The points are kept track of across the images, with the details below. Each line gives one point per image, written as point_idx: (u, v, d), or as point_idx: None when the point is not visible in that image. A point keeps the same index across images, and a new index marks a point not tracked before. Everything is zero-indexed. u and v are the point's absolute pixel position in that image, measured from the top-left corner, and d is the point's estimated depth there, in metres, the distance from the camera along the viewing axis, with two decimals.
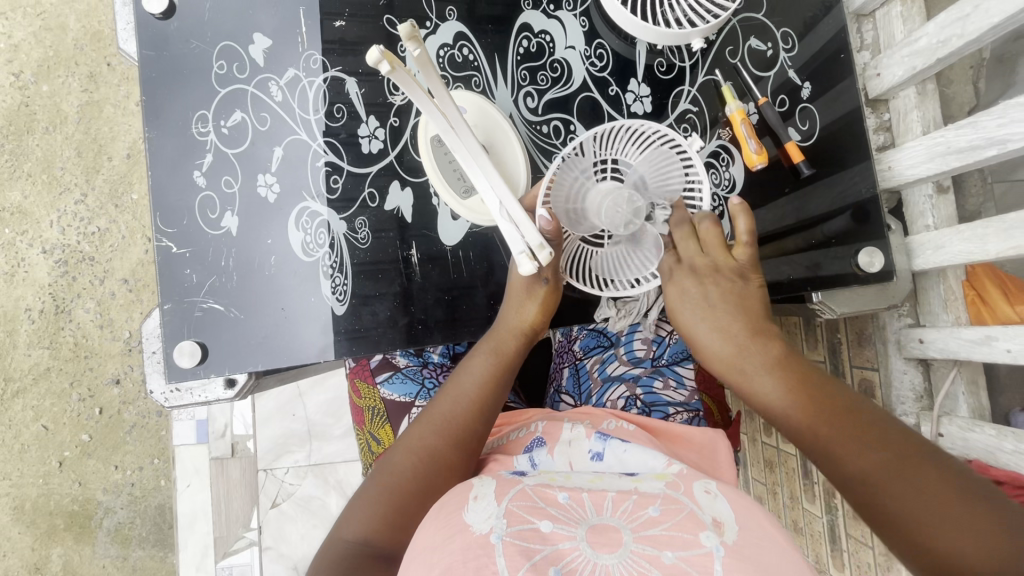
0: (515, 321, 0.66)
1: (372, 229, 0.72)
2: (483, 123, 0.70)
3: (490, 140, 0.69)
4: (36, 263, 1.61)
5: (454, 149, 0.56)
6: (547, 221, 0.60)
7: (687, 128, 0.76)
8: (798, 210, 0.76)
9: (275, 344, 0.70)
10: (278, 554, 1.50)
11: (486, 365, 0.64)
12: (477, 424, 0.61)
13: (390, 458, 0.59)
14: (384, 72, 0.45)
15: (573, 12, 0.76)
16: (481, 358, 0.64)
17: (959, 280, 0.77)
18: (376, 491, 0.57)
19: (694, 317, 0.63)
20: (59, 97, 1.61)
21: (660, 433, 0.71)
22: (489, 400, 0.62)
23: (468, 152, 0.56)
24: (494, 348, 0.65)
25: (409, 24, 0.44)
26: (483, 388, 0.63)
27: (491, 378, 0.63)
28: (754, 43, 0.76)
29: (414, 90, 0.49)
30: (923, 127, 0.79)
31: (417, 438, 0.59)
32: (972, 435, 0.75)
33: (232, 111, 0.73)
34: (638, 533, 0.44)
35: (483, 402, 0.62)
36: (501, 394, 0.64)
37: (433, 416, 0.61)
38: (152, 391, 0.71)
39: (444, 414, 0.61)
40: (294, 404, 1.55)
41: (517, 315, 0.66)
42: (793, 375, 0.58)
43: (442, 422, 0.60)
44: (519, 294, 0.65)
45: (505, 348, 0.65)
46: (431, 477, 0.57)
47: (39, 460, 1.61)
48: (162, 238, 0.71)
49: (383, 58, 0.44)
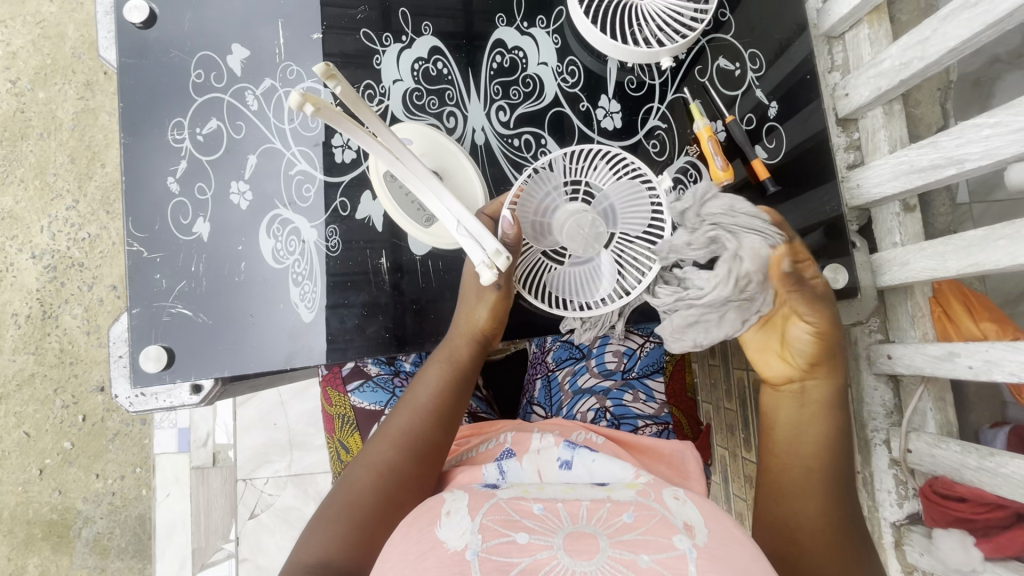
0: (465, 326, 0.67)
1: (343, 237, 0.73)
2: (432, 149, 0.71)
3: (443, 167, 0.70)
4: (25, 267, 1.61)
5: (404, 179, 0.57)
6: (509, 226, 0.61)
7: (656, 144, 0.77)
8: None
9: (243, 350, 0.70)
10: (255, 566, 1.48)
11: (440, 373, 0.65)
12: (435, 433, 0.62)
13: (350, 474, 0.60)
14: (309, 113, 0.45)
15: (546, 29, 0.77)
16: (434, 366, 0.66)
17: (926, 297, 0.78)
18: (336, 510, 0.57)
19: (797, 345, 0.60)
20: (55, 104, 1.63)
21: (632, 446, 0.73)
22: (446, 410, 0.64)
23: (419, 179, 0.56)
24: (447, 357, 0.66)
25: (323, 64, 0.45)
26: (439, 396, 0.64)
27: (446, 385, 0.64)
28: (723, 63, 0.78)
29: (350, 128, 0.50)
30: (890, 146, 0.81)
31: (377, 454, 0.60)
32: (938, 451, 0.74)
33: (208, 119, 0.74)
34: (613, 539, 0.46)
35: (441, 411, 0.63)
36: (457, 402, 0.65)
37: (390, 431, 0.62)
38: (117, 395, 0.71)
39: (401, 428, 0.62)
40: (277, 412, 1.54)
41: (467, 317, 0.66)
42: (805, 411, 0.62)
43: (398, 435, 0.61)
44: (470, 297, 0.66)
45: (459, 354, 0.66)
46: (390, 492, 0.58)
47: (19, 467, 1.59)
48: (133, 242, 0.72)
49: (305, 100, 0.45)
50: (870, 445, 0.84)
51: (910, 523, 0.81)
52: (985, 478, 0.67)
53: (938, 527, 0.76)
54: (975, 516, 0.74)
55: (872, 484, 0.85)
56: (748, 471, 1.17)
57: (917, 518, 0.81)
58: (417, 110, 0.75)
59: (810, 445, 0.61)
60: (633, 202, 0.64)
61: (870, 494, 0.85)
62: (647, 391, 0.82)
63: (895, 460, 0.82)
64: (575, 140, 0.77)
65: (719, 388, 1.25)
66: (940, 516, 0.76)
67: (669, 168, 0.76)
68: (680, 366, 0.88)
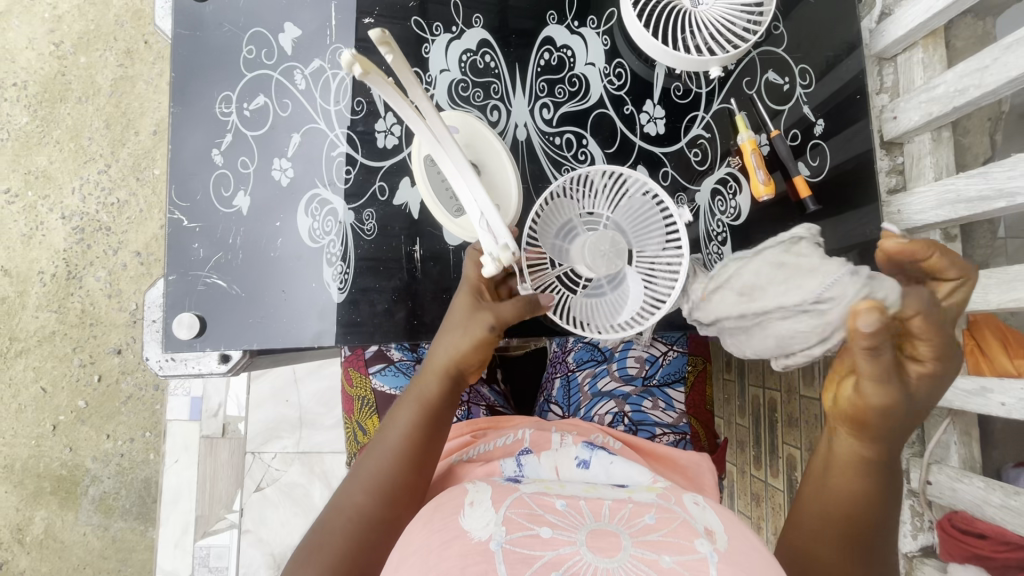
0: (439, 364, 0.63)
1: (379, 221, 0.74)
2: (469, 142, 0.71)
3: (482, 159, 0.70)
4: (54, 228, 1.65)
5: (443, 163, 0.57)
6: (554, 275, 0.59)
7: (697, 153, 0.76)
8: None
9: (273, 325, 0.71)
10: (257, 539, 1.51)
11: (412, 415, 0.61)
12: (406, 477, 0.59)
13: (323, 513, 0.59)
14: (356, 75, 0.44)
15: (596, 30, 0.77)
16: (405, 406, 0.62)
17: (960, 329, 0.77)
18: (308, 551, 0.56)
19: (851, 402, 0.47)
20: (95, 69, 1.66)
21: (645, 450, 0.74)
22: (417, 451, 0.60)
23: (456, 165, 0.56)
24: (420, 396, 0.62)
25: (377, 28, 0.44)
26: (410, 440, 0.60)
27: (416, 429, 0.61)
28: (772, 77, 0.77)
29: (395, 97, 0.50)
30: (935, 173, 0.80)
31: (348, 496, 0.58)
32: (960, 485, 0.73)
33: (256, 95, 0.74)
34: (636, 538, 0.47)
35: (412, 455, 0.60)
36: (431, 443, 0.61)
37: (362, 473, 0.60)
38: (147, 357, 0.72)
39: (373, 471, 0.59)
40: (290, 389, 1.56)
41: (446, 352, 0.62)
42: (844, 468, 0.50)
43: (370, 478, 0.59)
44: (452, 331, 0.62)
45: (431, 395, 0.62)
46: (362, 537, 0.56)
47: (33, 421, 1.63)
48: (175, 210, 0.73)
49: (354, 62, 0.43)
50: None
51: (923, 556, 0.81)
52: (1009, 516, 0.66)
53: (956, 562, 0.74)
54: (994, 555, 0.71)
55: None
56: (756, 488, 1.17)
57: (931, 551, 0.81)
58: (462, 102, 0.76)
59: (841, 495, 0.50)
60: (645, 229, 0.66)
61: None
62: (666, 399, 0.82)
63: (913, 491, 0.81)
64: (616, 143, 0.76)
65: (732, 404, 1.24)
66: (958, 551, 0.74)
67: (708, 178, 0.76)
68: (702, 380, 0.86)
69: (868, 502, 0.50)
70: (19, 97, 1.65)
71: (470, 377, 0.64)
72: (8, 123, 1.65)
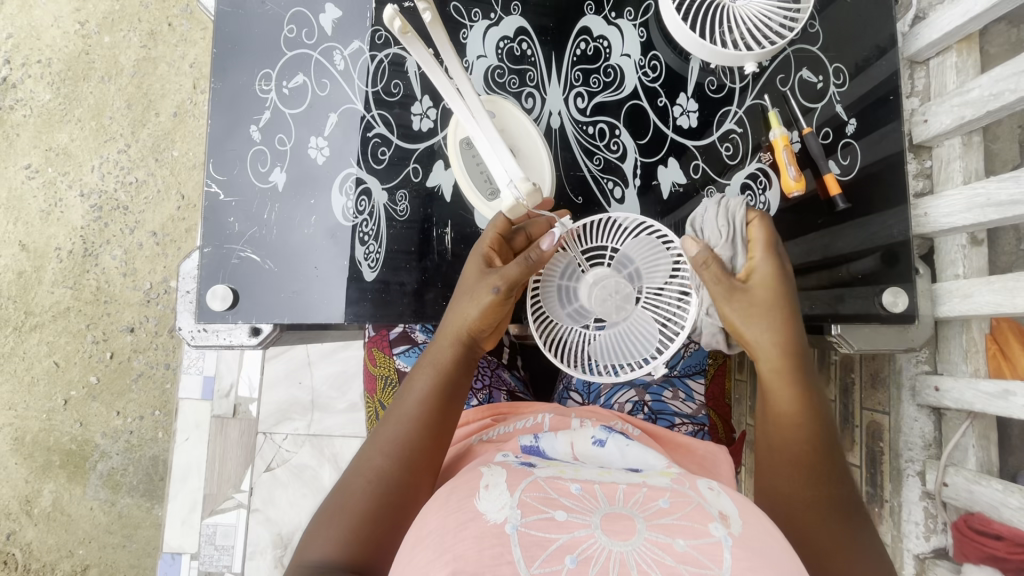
0: (452, 330, 0.65)
1: (412, 203, 0.75)
2: (506, 125, 0.71)
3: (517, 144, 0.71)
4: (73, 205, 1.66)
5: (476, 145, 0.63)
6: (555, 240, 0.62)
7: (729, 147, 0.77)
8: (826, 248, 0.76)
9: (305, 300, 0.73)
10: (265, 518, 1.51)
11: (429, 380, 0.63)
12: (425, 437, 0.60)
13: (346, 480, 0.59)
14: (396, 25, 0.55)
15: (633, 22, 0.78)
16: (423, 373, 0.64)
17: (982, 333, 0.77)
18: (332, 514, 0.56)
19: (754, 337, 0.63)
20: (119, 50, 1.68)
21: (663, 438, 0.74)
22: (435, 412, 0.61)
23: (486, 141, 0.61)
24: (433, 361, 0.64)
25: None
26: (429, 404, 0.61)
27: (435, 392, 0.62)
28: (806, 74, 0.78)
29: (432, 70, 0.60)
30: (964, 177, 0.80)
31: (369, 460, 0.59)
32: (977, 487, 0.75)
33: (295, 74, 0.75)
34: (650, 522, 0.47)
35: (431, 418, 0.61)
36: (448, 406, 0.63)
37: (382, 436, 0.60)
38: (179, 327, 0.73)
39: (391, 434, 0.60)
40: (303, 372, 1.58)
41: (458, 317, 0.65)
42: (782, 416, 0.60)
43: (389, 440, 0.59)
44: (465, 294, 0.65)
45: (448, 358, 0.64)
46: (385, 496, 0.56)
47: (46, 394, 1.65)
48: (212, 183, 0.74)
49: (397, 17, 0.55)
50: (903, 475, 0.85)
51: (936, 557, 0.81)
52: None
53: (970, 562, 0.75)
54: (1009, 557, 0.70)
55: (899, 514, 0.86)
56: None
57: (943, 552, 0.82)
58: (497, 88, 0.76)
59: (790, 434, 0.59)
60: (653, 263, 0.67)
61: (896, 523, 0.86)
62: (687, 390, 0.83)
63: (928, 493, 0.82)
64: (648, 134, 0.77)
65: (744, 404, 1.25)
66: (974, 552, 0.74)
67: (738, 172, 0.77)
68: (721, 373, 0.87)
69: (803, 438, 0.59)
70: (43, 74, 1.67)
71: (482, 343, 0.67)
72: (31, 100, 1.67)
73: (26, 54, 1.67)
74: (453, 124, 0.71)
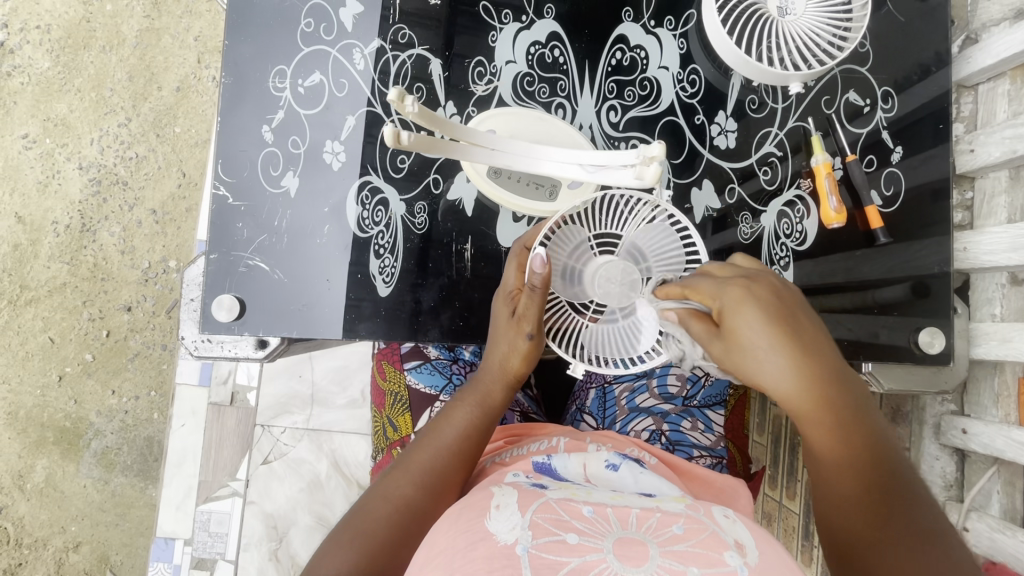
0: (499, 365, 0.63)
1: (431, 216, 0.71)
2: (545, 132, 0.70)
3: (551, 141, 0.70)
4: (70, 177, 1.61)
5: (512, 164, 0.63)
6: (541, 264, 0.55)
7: (767, 171, 0.73)
8: (850, 271, 0.72)
9: (316, 315, 0.69)
10: (260, 509, 1.49)
11: (470, 415, 0.61)
12: (458, 473, 0.58)
13: (364, 505, 0.55)
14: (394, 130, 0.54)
15: (673, 31, 0.74)
16: (464, 404, 0.62)
17: (1015, 377, 0.75)
18: (348, 535, 0.53)
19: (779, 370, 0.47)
20: (121, 18, 1.61)
21: (681, 470, 0.72)
22: (470, 448, 0.59)
23: (522, 158, 0.63)
24: (479, 399, 0.62)
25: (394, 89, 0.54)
26: (464, 436, 0.60)
27: (473, 428, 0.60)
28: (852, 97, 0.73)
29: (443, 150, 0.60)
30: (1007, 214, 0.77)
31: (391, 488, 0.55)
32: (1001, 537, 0.73)
33: (312, 72, 0.71)
34: (664, 549, 0.44)
35: (466, 457, 0.59)
36: (483, 444, 0.61)
37: (407, 464, 0.58)
38: (183, 337, 0.70)
39: (423, 462, 0.57)
40: (303, 364, 1.55)
41: (502, 356, 0.63)
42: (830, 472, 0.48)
43: (417, 470, 0.56)
44: (505, 330, 0.62)
45: (492, 395, 0.63)
46: (409, 527, 0.54)
47: (40, 370, 1.62)
48: (220, 185, 0.69)
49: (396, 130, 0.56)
50: None
51: None
52: None
53: None
54: None
55: None
56: (769, 508, 1.17)
57: None
58: (527, 96, 0.72)
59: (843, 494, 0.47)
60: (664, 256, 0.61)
61: None
62: (706, 421, 0.81)
63: None
64: (684, 154, 0.73)
65: (751, 422, 1.22)
66: None
67: (776, 197, 0.73)
68: (740, 405, 0.87)
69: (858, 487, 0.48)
70: (42, 40, 1.60)
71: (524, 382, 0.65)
72: (29, 66, 1.60)
73: (24, 18, 1.60)
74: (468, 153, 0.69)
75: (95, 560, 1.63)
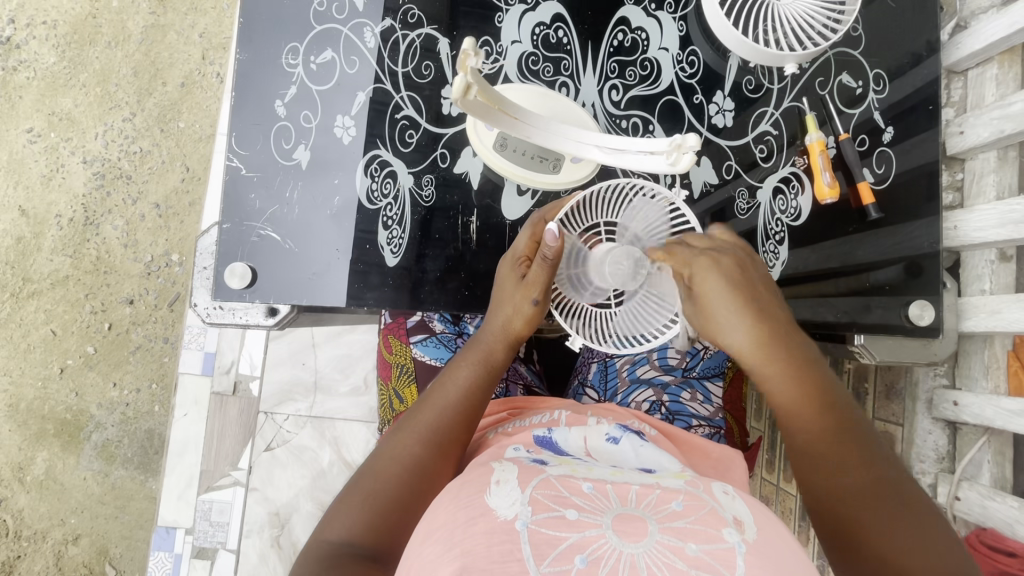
0: (501, 326, 0.65)
1: (438, 188, 0.73)
2: (557, 110, 0.72)
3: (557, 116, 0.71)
4: (75, 171, 1.63)
5: (537, 137, 0.63)
6: (553, 237, 0.59)
7: (763, 149, 0.76)
8: (847, 254, 0.75)
9: (326, 282, 0.71)
10: (262, 497, 1.50)
11: (472, 374, 0.62)
12: (462, 432, 0.59)
13: (374, 462, 0.57)
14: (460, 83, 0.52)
15: (672, 14, 0.76)
16: (467, 364, 0.63)
17: (1005, 350, 0.78)
18: (359, 495, 0.54)
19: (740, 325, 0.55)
20: (127, 15, 1.63)
21: (678, 440, 0.73)
22: (473, 407, 0.61)
23: (548, 134, 0.63)
24: (481, 360, 0.64)
25: (469, 38, 0.50)
26: (470, 398, 0.61)
27: (477, 387, 0.62)
28: (845, 79, 0.76)
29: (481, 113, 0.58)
30: (997, 192, 0.79)
31: (400, 447, 0.57)
32: (991, 503, 0.76)
33: (323, 49, 0.73)
34: (663, 525, 0.45)
35: (469, 414, 0.60)
36: (485, 403, 0.63)
37: (415, 423, 0.59)
38: (195, 304, 0.72)
39: (430, 422, 0.59)
40: (306, 353, 1.57)
41: (505, 318, 0.65)
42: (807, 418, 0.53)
43: (426, 430, 0.58)
44: (510, 291, 0.65)
45: (493, 355, 0.64)
46: (416, 486, 0.55)
47: (42, 362, 1.63)
48: (234, 157, 0.71)
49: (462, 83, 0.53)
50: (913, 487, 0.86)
51: None
52: None
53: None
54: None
55: None
56: (767, 490, 1.18)
57: None
58: (531, 75, 0.75)
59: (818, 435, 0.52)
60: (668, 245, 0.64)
61: None
62: (705, 393, 0.83)
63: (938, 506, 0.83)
64: (682, 131, 0.76)
65: (750, 406, 1.24)
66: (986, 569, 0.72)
67: (772, 174, 0.75)
68: (739, 377, 0.90)
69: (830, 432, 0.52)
70: (48, 36, 1.62)
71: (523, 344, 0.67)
72: (35, 62, 1.62)
73: (31, 15, 1.62)
74: (474, 129, 0.71)
75: (95, 552, 1.63)
